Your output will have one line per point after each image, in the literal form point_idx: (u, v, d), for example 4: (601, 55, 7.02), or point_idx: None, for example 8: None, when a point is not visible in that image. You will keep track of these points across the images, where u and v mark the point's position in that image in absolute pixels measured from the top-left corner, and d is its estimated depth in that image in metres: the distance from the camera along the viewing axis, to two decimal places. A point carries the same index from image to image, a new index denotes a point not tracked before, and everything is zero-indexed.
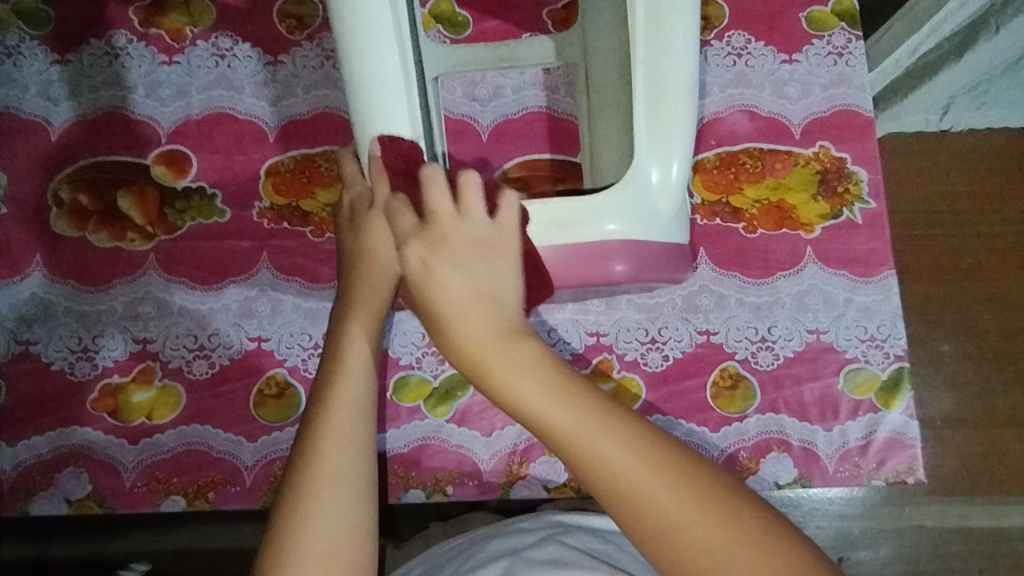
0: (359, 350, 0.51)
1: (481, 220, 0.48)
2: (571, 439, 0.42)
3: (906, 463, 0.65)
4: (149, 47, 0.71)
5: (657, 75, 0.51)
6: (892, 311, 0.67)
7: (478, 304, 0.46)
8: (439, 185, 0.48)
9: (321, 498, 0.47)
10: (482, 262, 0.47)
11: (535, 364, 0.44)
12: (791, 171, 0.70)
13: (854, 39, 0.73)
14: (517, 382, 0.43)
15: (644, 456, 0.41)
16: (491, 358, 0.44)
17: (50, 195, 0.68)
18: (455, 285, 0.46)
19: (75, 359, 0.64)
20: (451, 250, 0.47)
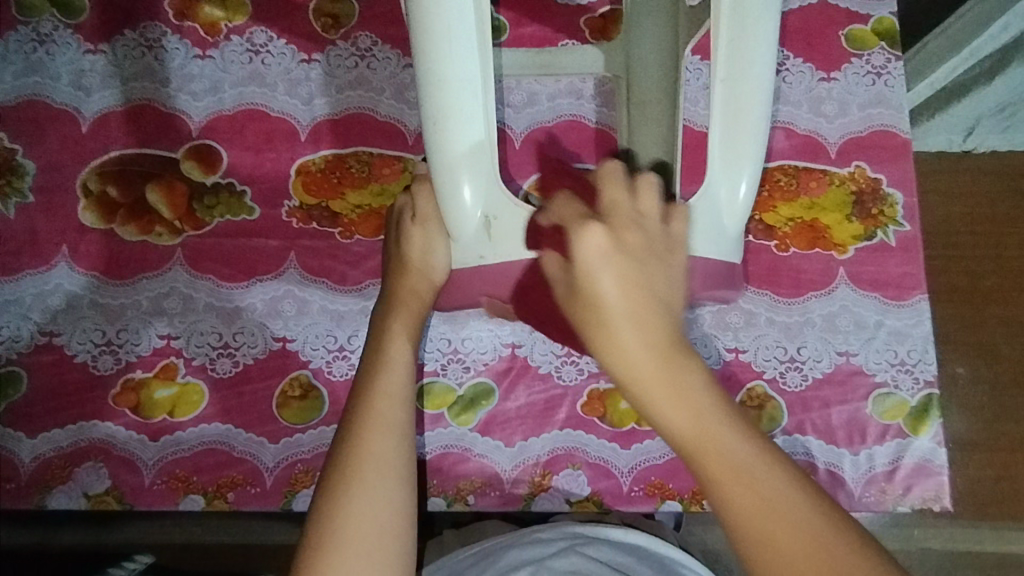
0: (399, 345, 0.54)
1: (644, 220, 0.45)
2: (698, 443, 0.41)
3: (933, 491, 0.64)
4: (183, 41, 0.71)
5: (733, 91, 0.52)
6: (924, 336, 0.67)
7: (640, 329, 0.42)
8: (616, 182, 0.46)
9: (363, 481, 0.49)
10: (646, 264, 0.43)
11: (703, 391, 0.42)
12: (825, 190, 0.69)
13: (893, 59, 0.73)
14: (665, 404, 0.41)
15: (772, 495, 0.40)
16: (647, 376, 0.42)
17: (79, 186, 0.67)
18: (613, 291, 0.42)
19: (99, 352, 0.64)
20: (597, 248, 0.42)
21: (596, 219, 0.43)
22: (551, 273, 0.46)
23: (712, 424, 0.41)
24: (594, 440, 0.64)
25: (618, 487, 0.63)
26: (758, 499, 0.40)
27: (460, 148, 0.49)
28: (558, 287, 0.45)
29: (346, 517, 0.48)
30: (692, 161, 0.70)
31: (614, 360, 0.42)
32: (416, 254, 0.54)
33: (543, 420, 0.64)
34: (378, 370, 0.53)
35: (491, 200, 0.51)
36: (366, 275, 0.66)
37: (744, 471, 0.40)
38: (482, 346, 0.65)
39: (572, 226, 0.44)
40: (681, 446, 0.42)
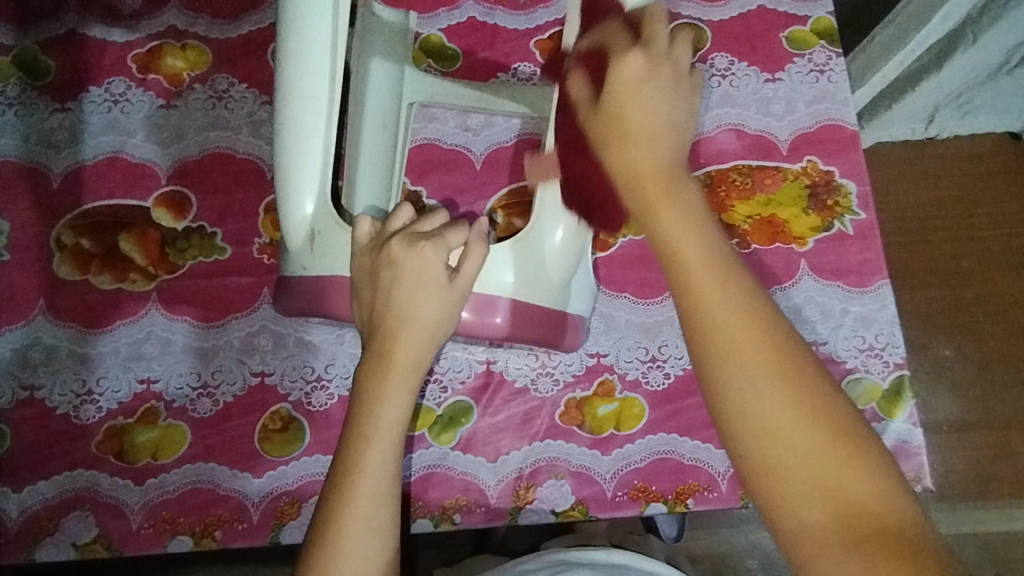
0: (404, 366, 0.50)
1: (674, 58, 0.45)
2: (715, 305, 0.40)
3: (913, 471, 0.64)
4: (148, 93, 0.73)
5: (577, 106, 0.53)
6: (889, 319, 0.68)
7: (651, 166, 0.42)
8: (660, 50, 0.44)
9: (354, 519, 0.47)
10: (677, 139, 0.43)
11: (695, 228, 0.41)
12: (780, 186, 0.71)
13: (834, 55, 0.75)
14: (673, 214, 0.41)
15: (815, 415, 0.39)
16: (654, 193, 0.42)
17: (53, 240, 0.69)
18: (641, 155, 0.42)
19: (80, 402, 0.65)
20: (642, 69, 0.43)
21: (637, 48, 0.44)
22: (575, 92, 0.47)
23: (735, 300, 0.40)
24: (575, 449, 0.64)
25: (602, 494, 0.64)
26: (792, 395, 0.39)
27: (301, 157, 0.55)
28: (582, 109, 0.46)
29: (343, 559, 0.47)
30: None
31: (619, 156, 0.43)
32: (419, 304, 0.50)
33: (523, 432, 0.65)
34: (375, 405, 0.49)
35: (320, 215, 0.56)
36: None
37: (772, 343, 0.39)
38: (457, 365, 0.66)
39: (614, 77, 0.43)
40: (688, 296, 0.40)
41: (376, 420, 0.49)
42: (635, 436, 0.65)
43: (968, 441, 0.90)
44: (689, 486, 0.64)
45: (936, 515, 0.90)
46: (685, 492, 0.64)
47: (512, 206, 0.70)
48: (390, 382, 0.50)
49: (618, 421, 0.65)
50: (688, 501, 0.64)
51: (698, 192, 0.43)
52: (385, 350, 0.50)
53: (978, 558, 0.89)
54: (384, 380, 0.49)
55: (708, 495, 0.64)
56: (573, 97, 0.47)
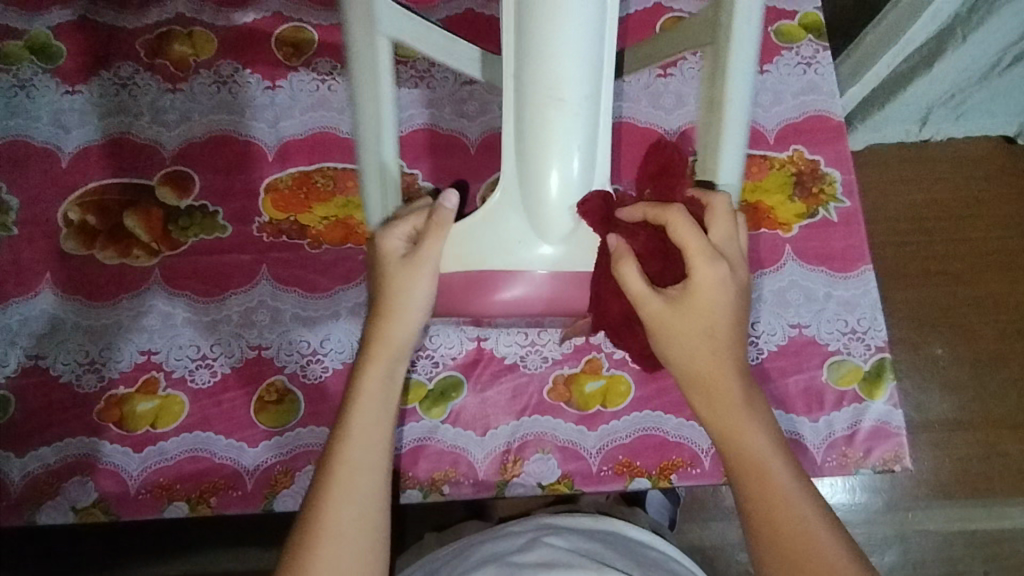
0: (388, 346, 0.53)
1: (734, 247, 0.52)
2: (744, 455, 0.50)
3: (892, 451, 0.66)
4: (155, 77, 0.75)
5: (548, 49, 0.51)
6: (871, 304, 0.70)
7: (721, 346, 0.49)
8: (721, 220, 0.52)
9: (335, 490, 0.50)
10: (737, 306, 0.50)
11: (759, 424, 0.50)
12: (766, 174, 0.73)
13: (821, 49, 0.77)
14: (748, 425, 0.50)
15: (788, 487, 0.49)
16: (720, 398, 0.50)
17: (60, 216, 0.71)
18: (720, 307, 0.49)
19: (82, 371, 0.67)
20: (717, 287, 0.49)
21: (714, 257, 0.49)
22: (635, 285, 0.50)
23: (762, 443, 0.50)
24: (562, 424, 0.66)
25: (587, 468, 0.65)
26: (796, 511, 0.48)
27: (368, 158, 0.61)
28: (650, 301, 0.50)
29: (326, 523, 0.49)
30: (640, 156, 0.74)
31: (684, 360, 0.50)
32: (399, 286, 0.53)
33: (512, 408, 0.66)
34: (359, 379, 0.53)
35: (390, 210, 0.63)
36: (336, 281, 0.70)
37: (779, 475, 0.49)
38: (449, 341, 0.68)
39: (692, 250, 0.49)
40: (743, 457, 0.50)
41: (359, 396, 0.52)
42: (621, 412, 0.67)
43: (956, 438, 0.91)
44: (672, 462, 0.66)
45: (924, 511, 0.90)
46: (668, 468, 0.66)
47: None
48: (374, 359, 0.53)
49: (605, 397, 0.67)
50: (671, 477, 0.65)
51: (748, 379, 0.51)
52: (371, 332, 0.54)
53: (965, 554, 0.90)
54: (369, 357, 0.53)
55: (691, 471, 0.65)
56: (629, 288, 0.50)
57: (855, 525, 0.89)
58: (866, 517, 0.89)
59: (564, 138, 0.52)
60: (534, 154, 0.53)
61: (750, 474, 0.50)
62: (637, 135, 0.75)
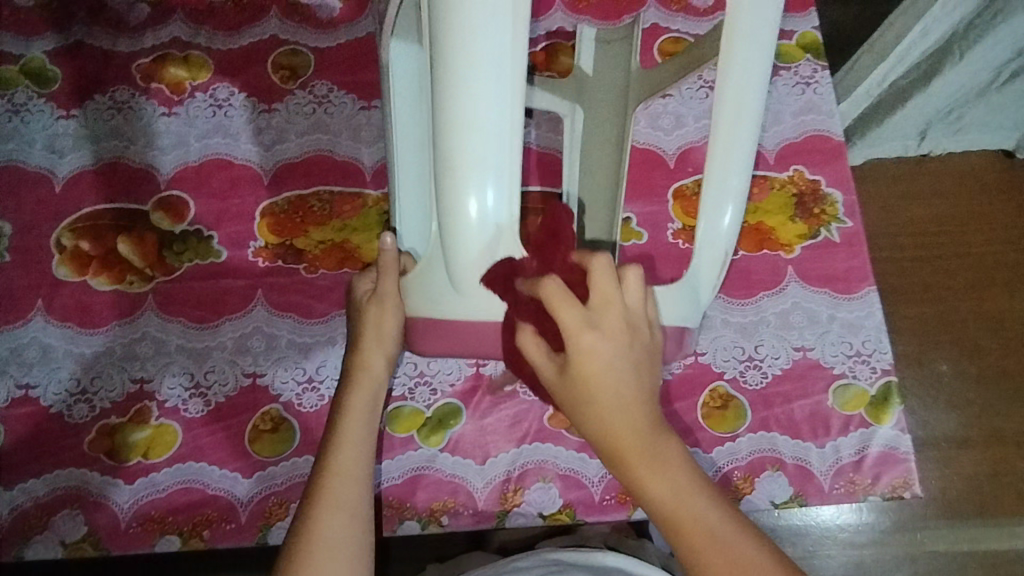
0: (366, 371, 0.57)
1: (625, 302, 0.47)
2: (668, 513, 0.46)
3: (901, 478, 0.65)
4: (151, 101, 0.75)
5: (449, 69, 0.44)
6: (877, 326, 0.69)
7: (629, 399, 0.46)
8: (606, 274, 0.47)
9: (324, 504, 0.51)
10: (631, 361, 0.46)
11: (676, 476, 0.46)
12: (767, 195, 0.73)
13: (820, 69, 0.77)
14: (662, 485, 0.46)
15: (721, 534, 0.45)
16: (636, 459, 0.46)
17: (53, 242, 0.70)
18: (608, 378, 0.45)
19: (73, 401, 0.65)
20: (606, 355, 0.45)
21: (591, 327, 0.45)
22: (535, 359, 0.48)
23: (686, 495, 0.46)
24: (563, 452, 0.65)
25: (589, 497, 0.64)
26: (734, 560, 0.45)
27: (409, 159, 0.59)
28: (548, 373, 0.47)
29: (318, 533, 0.50)
30: (639, 177, 0.73)
31: (597, 432, 0.46)
32: (373, 318, 0.56)
33: (511, 435, 0.65)
34: (344, 401, 0.56)
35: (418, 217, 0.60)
36: (332, 306, 0.69)
37: (710, 524, 0.45)
38: (447, 367, 0.67)
39: (570, 324, 0.45)
40: (665, 516, 0.46)
41: (343, 414, 0.56)
42: None
43: (965, 457, 0.88)
44: None
45: (933, 533, 0.86)
46: None
47: None
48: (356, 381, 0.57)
49: None
50: None
51: (659, 429, 0.47)
52: (352, 362, 0.57)
53: None
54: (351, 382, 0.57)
55: None
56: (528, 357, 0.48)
57: (863, 546, 0.85)
58: (875, 540, 0.85)
59: (465, 178, 0.46)
60: (445, 185, 0.46)
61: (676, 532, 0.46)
62: (636, 156, 0.74)
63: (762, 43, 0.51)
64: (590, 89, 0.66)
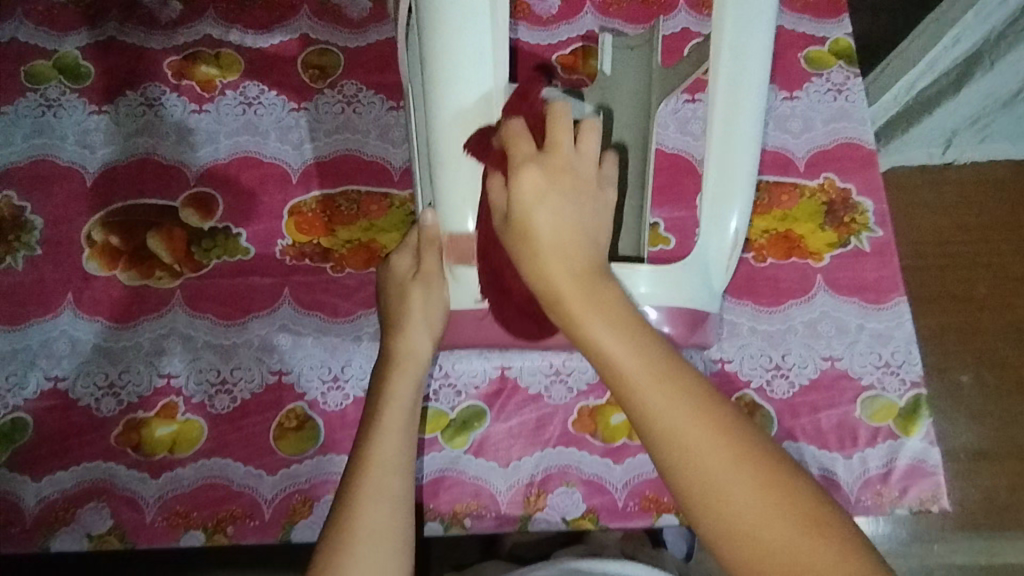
0: (410, 359, 0.57)
1: (578, 152, 0.47)
2: (618, 360, 0.42)
3: (930, 491, 0.64)
4: (181, 98, 0.75)
5: (443, 108, 0.51)
6: (906, 337, 0.68)
7: (567, 232, 0.44)
8: (562, 123, 0.46)
9: (366, 490, 0.51)
10: (574, 199, 0.45)
11: (615, 317, 0.43)
12: (796, 202, 0.72)
13: (852, 76, 0.76)
14: (600, 326, 0.43)
15: (671, 376, 0.42)
16: (580, 309, 0.43)
17: (83, 236, 0.71)
18: (543, 225, 0.44)
19: (101, 394, 0.66)
20: (541, 185, 0.45)
21: (533, 161, 0.45)
22: (494, 198, 0.48)
23: (631, 346, 0.43)
24: (587, 457, 0.64)
25: (613, 503, 0.64)
26: (698, 414, 0.41)
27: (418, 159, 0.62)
28: (496, 216, 0.48)
29: (362, 521, 0.50)
30: (667, 182, 0.73)
31: (540, 277, 0.45)
32: (417, 309, 0.57)
33: (536, 438, 0.65)
34: (386, 388, 0.56)
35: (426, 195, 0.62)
36: (358, 306, 0.69)
37: (663, 367, 0.42)
38: (472, 369, 0.67)
39: (514, 154, 0.46)
40: (609, 364, 0.43)
41: (386, 401, 0.55)
42: None
43: (988, 469, 0.85)
44: None
45: (952, 545, 0.85)
46: None
47: None
48: (397, 370, 0.57)
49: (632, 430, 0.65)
50: None
51: (604, 278, 0.45)
52: (391, 347, 0.58)
53: None
54: (391, 369, 0.57)
55: None
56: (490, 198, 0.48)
57: (880, 557, 0.84)
58: (894, 551, 0.85)
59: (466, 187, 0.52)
60: (446, 208, 0.53)
61: (625, 385, 0.42)
62: (665, 161, 0.74)
63: (754, 52, 0.54)
64: (622, 92, 0.65)
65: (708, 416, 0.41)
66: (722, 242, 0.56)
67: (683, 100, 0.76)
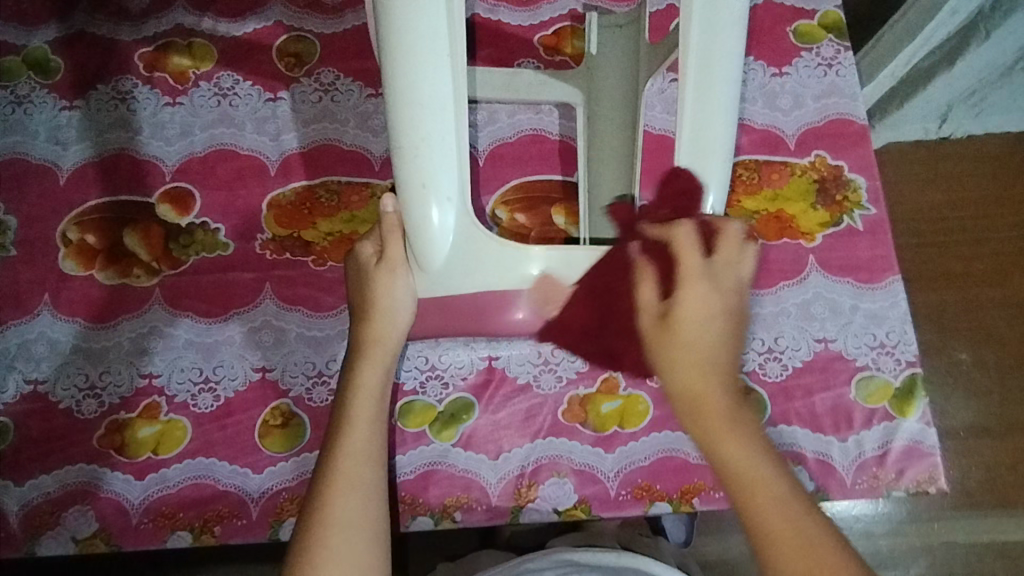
0: (378, 345, 0.55)
1: (736, 269, 0.50)
2: (741, 474, 0.46)
3: (927, 472, 0.63)
4: (154, 90, 0.73)
5: (402, 80, 0.47)
6: (901, 316, 0.67)
7: (702, 361, 0.47)
8: (732, 239, 0.51)
9: (336, 483, 0.51)
10: (721, 323, 0.48)
11: (752, 440, 0.46)
12: (787, 181, 0.70)
13: (842, 49, 0.74)
14: (734, 446, 0.46)
15: (795, 504, 0.45)
16: (718, 427, 0.46)
17: (58, 235, 0.69)
18: (696, 336, 0.47)
19: (82, 397, 0.65)
20: (707, 306, 0.48)
21: (707, 277, 0.48)
22: (644, 297, 0.50)
23: (759, 461, 0.46)
24: (578, 447, 0.63)
25: (605, 493, 0.63)
26: (803, 541, 0.43)
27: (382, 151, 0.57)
28: (647, 315, 0.50)
29: (333, 513, 0.50)
30: (654, 164, 0.71)
31: (675, 384, 0.47)
32: (383, 294, 0.54)
33: (525, 429, 0.64)
34: (353, 378, 0.55)
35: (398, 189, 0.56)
36: (341, 299, 0.68)
37: (782, 494, 0.45)
38: (459, 361, 0.65)
39: (682, 272, 0.48)
40: (735, 478, 0.46)
41: (354, 390, 0.55)
42: (640, 433, 0.64)
43: (986, 446, 0.84)
44: (694, 486, 0.63)
45: (952, 523, 0.84)
46: (691, 491, 0.63)
47: (515, 203, 0.71)
48: (364, 358, 0.55)
49: (622, 418, 0.64)
50: (694, 500, 0.63)
51: (739, 397, 0.47)
52: (358, 334, 0.56)
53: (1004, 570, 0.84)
54: (358, 357, 0.55)
55: (713, 494, 0.63)
56: (638, 298, 0.50)
57: (879, 537, 0.83)
58: (893, 530, 0.84)
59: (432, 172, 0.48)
60: (409, 192, 0.48)
61: (746, 502, 0.45)
62: (652, 142, 0.72)
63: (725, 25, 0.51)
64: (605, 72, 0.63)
65: (815, 542, 0.43)
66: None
67: (670, 79, 0.74)
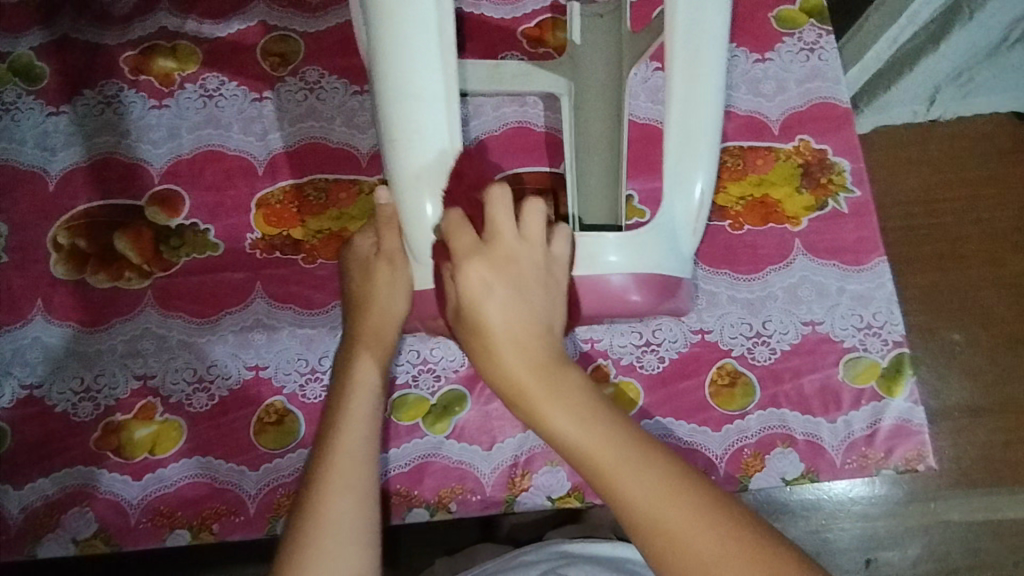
0: (375, 344, 0.56)
1: (536, 244, 0.48)
2: (586, 443, 0.43)
3: (915, 450, 0.64)
4: (140, 93, 0.74)
5: (393, 75, 0.47)
6: (887, 297, 0.67)
7: (523, 323, 0.45)
8: (518, 214, 0.48)
9: (331, 479, 0.51)
10: (529, 290, 0.46)
11: (567, 408, 0.43)
12: (772, 166, 0.71)
13: (824, 33, 0.75)
14: (558, 416, 0.43)
15: (655, 461, 0.42)
16: (542, 398, 0.44)
17: (49, 240, 0.69)
18: (495, 320, 0.45)
19: (78, 400, 0.65)
20: (503, 275, 0.46)
21: (479, 251, 0.46)
22: (474, 282, 0.47)
23: (610, 427, 0.43)
24: None
25: None
26: (670, 493, 0.41)
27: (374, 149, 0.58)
28: (456, 292, 0.47)
29: (330, 510, 0.50)
30: (639, 153, 0.71)
31: (499, 370, 0.45)
32: (381, 291, 0.55)
33: (518, 419, 0.65)
34: (349, 375, 0.55)
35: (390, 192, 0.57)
36: (332, 296, 0.68)
37: (630, 452, 0.42)
38: (451, 354, 0.66)
39: (458, 251, 0.46)
40: (575, 450, 0.43)
41: (352, 387, 0.55)
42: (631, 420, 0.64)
43: (978, 424, 0.85)
44: None
45: (948, 502, 0.85)
46: None
47: None
48: (362, 356, 0.56)
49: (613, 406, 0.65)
50: None
51: (569, 366, 0.45)
52: (357, 332, 0.57)
53: (999, 547, 0.84)
54: (356, 354, 0.56)
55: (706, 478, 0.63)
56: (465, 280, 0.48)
57: (877, 518, 0.84)
58: (889, 511, 0.84)
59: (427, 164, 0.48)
60: (405, 186, 0.48)
61: (599, 474, 0.42)
62: (636, 131, 0.72)
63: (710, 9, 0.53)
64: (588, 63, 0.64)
65: (679, 493, 0.41)
66: (687, 208, 0.55)
67: (653, 68, 0.75)
